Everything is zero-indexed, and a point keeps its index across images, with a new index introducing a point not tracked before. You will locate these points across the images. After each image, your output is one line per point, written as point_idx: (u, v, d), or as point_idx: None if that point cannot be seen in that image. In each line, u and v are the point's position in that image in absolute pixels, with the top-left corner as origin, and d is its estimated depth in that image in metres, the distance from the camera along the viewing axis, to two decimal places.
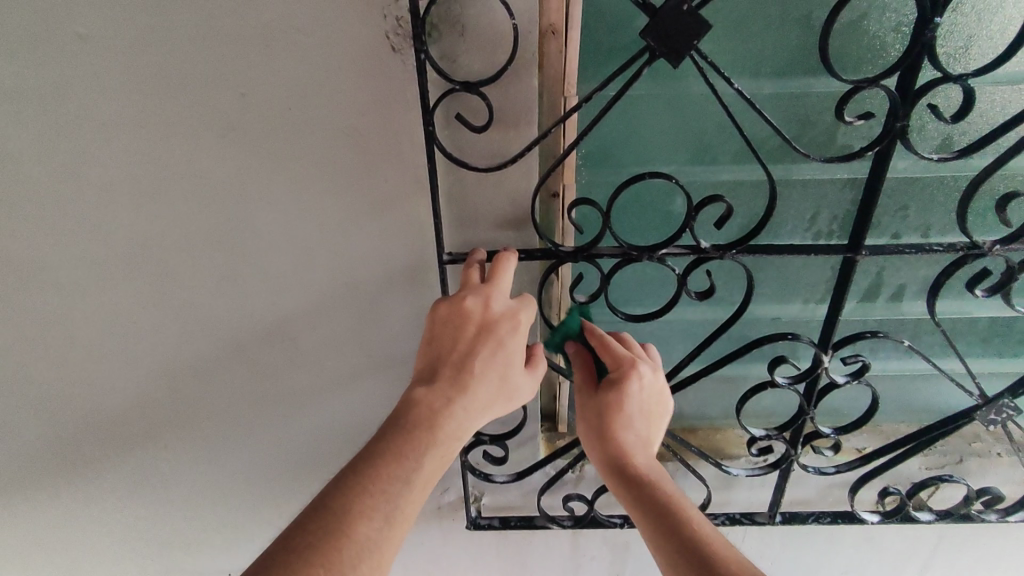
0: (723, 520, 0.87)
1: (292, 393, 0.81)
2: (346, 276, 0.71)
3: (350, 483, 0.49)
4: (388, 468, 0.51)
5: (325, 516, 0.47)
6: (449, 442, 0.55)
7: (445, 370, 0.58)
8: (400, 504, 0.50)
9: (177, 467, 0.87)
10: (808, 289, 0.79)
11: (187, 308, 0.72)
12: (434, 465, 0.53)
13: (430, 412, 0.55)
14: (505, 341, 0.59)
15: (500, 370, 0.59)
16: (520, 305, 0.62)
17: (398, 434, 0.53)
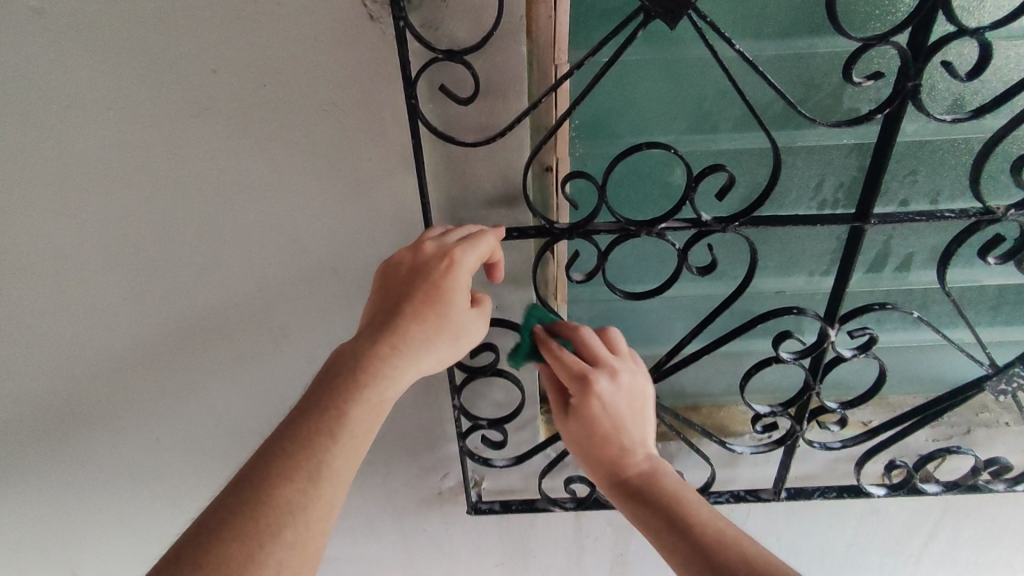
0: (728, 498, 0.86)
1: (285, 381, 0.79)
2: (333, 262, 0.68)
3: (274, 447, 0.50)
4: (312, 428, 0.51)
5: (249, 483, 0.48)
6: (379, 388, 0.54)
7: (382, 314, 0.56)
8: (323, 461, 0.50)
9: (171, 458, 0.85)
10: (813, 261, 0.77)
11: (172, 298, 0.70)
12: (360, 416, 0.52)
13: (357, 360, 0.54)
14: (438, 280, 0.56)
15: (433, 310, 0.56)
16: (459, 242, 0.57)
17: (322, 389, 0.53)
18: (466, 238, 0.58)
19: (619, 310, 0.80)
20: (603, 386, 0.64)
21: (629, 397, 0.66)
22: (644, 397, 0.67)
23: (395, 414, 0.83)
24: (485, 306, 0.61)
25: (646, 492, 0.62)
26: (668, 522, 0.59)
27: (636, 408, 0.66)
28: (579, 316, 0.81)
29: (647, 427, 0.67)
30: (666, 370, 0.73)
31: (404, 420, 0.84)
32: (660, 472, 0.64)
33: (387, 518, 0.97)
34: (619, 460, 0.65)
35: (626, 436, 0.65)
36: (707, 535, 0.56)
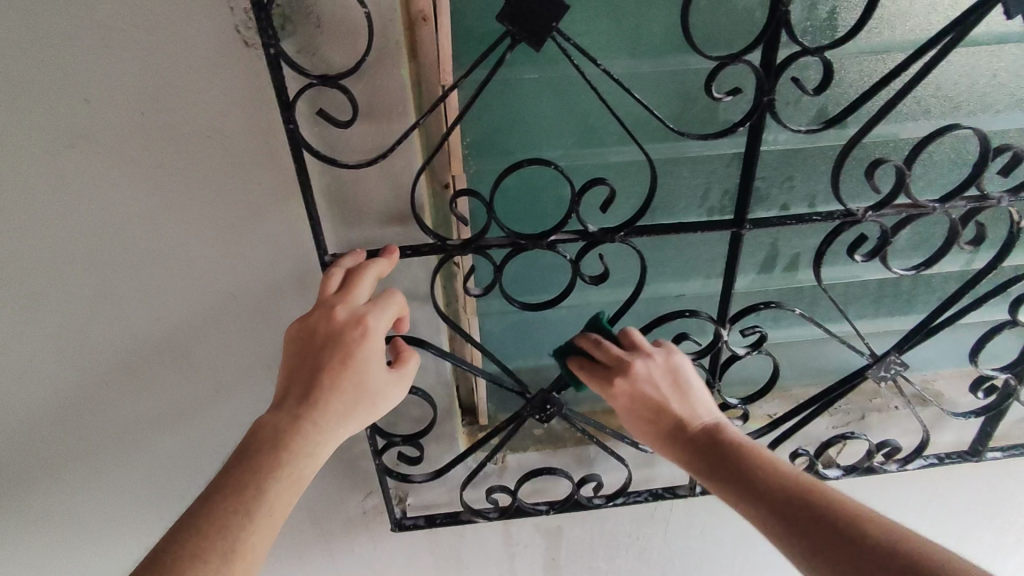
0: (646, 497, 0.89)
1: (189, 413, 0.76)
2: (229, 288, 0.67)
3: (188, 526, 0.48)
4: (230, 506, 0.49)
5: (161, 562, 0.46)
6: (301, 461, 0.53)
7: (297, 388, 0.56)
8: (238, 538, 0.48)
9: (71, 501, 0.81)
10: (708, 264, 0.81)
11: (57, 336, 0.67)
12: (280, 490, 0.52)
13: (278, 435, 0.53)
14: (354, 349, 0.56)
15: (352, 379, 0.57)
16: (371, 309, 0.58)
17: (241, 463, 0.52)
18: (379, 303, 0.59)
19: (528, 320, 0.82)
20: (620, 381, 0.64)
21: (676, 376, 0.65)
22: (680, 373, 0.65)
23: None
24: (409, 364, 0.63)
25: (721, 463, 0.59)
26: (743, 490, 0.57)
27: (680, 385, 0.65)
28: (490, 328, 0.83)
29: (695, 395, 0.65)
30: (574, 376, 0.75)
31: None
32: (720, 432, 0.62)
33: (314, 544, 0.96)
34: (682, 436, 0.63)
35: (673, 410, 0.64)
36: (782, 487, 0.55)
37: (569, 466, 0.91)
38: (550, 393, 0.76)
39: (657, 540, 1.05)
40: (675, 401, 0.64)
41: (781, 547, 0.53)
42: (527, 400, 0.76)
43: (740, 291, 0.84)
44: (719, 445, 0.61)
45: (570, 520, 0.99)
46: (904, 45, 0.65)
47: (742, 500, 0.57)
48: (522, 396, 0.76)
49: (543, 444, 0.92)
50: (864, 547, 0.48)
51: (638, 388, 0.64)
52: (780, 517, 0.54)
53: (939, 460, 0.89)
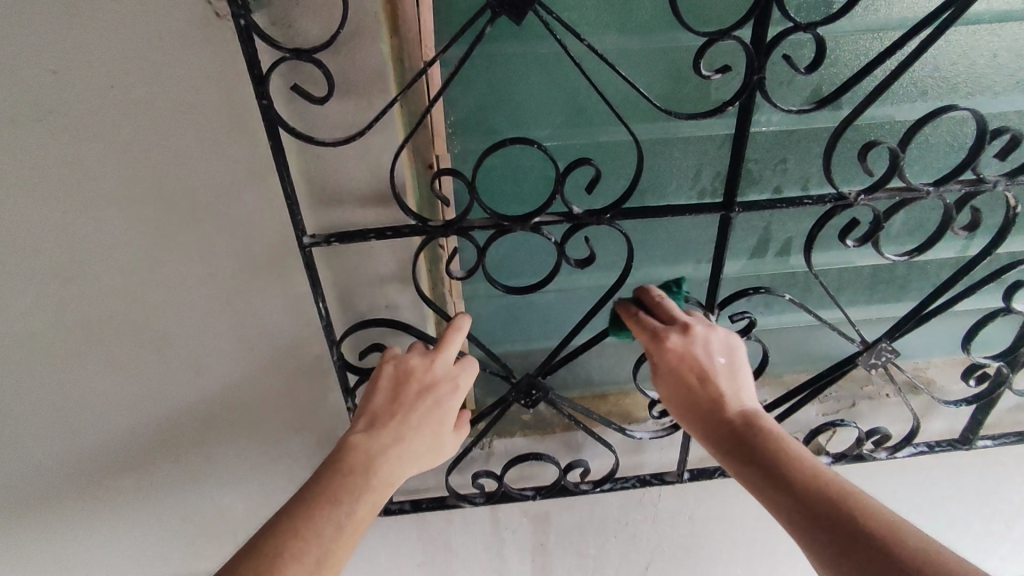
0: (633, 484, 0.88)
1: (169, 395, 0.75)
2: (207, 269, 0.66)
3: (283, 526, 0.51)
4: (322, 511, 0.52)
5: (259, 556, 0.48)
6: (383, 489, 0.56)
7: (386, 419, 0.60)
8: (331, 547, 0.51)
9: (52, 483, 0.80)
10: (699, 248, 0.80)
11: (31, 317, 0.66)
12: (366, 511, 0.54)
13: (366, 458, 0.56)
14: (443, 402, 0.62)
15: (436, 422, 0.61)
16: (460, 368, 0.64)
17: (333, 476, 0.55)
18: (466, 365, 0.65)
19: (515, 305, 0.81)
20: (675, 339, 0.61)
21: (713, 357, 0.62)
22: (707, 353, 0.62)
23: (296, 423, 0.81)
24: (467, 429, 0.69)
25: (749, 449, 0.57)
26: (779, 487, 0.54)
27: (722, 367, 0.62)
28: (477, 312, 0.81)
29: (727, 376, 0.62)
30: (561, 360, 0.74)
31: (305, 428, 0.82)
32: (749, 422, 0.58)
33: None
34: (717, 418, 0.60)
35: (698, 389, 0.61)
36: (825, 488, 0.52)
37: (557, 452, 0.90)
38: (535, 377, 0.75)
39: (646, 525, 1.05)
40: (722, 377, 0.62)
41: (799, 539, 0.52)
42: (512, 385, 0.75)
43: (730, 277, 0.82)
44: (750, 430, 0.58)
45: (558, 505, 0.99)
46: (901, 23, 0.63)
47: (766, 488, 0.55)
48: (507, 380, 0.75)
49: (531, 429, 0.91)
50: (891, 555, 0.47)
51: (682, 354, 0.61)
52: (813, 513, 0.51)
53: (930, 448, 0.88)
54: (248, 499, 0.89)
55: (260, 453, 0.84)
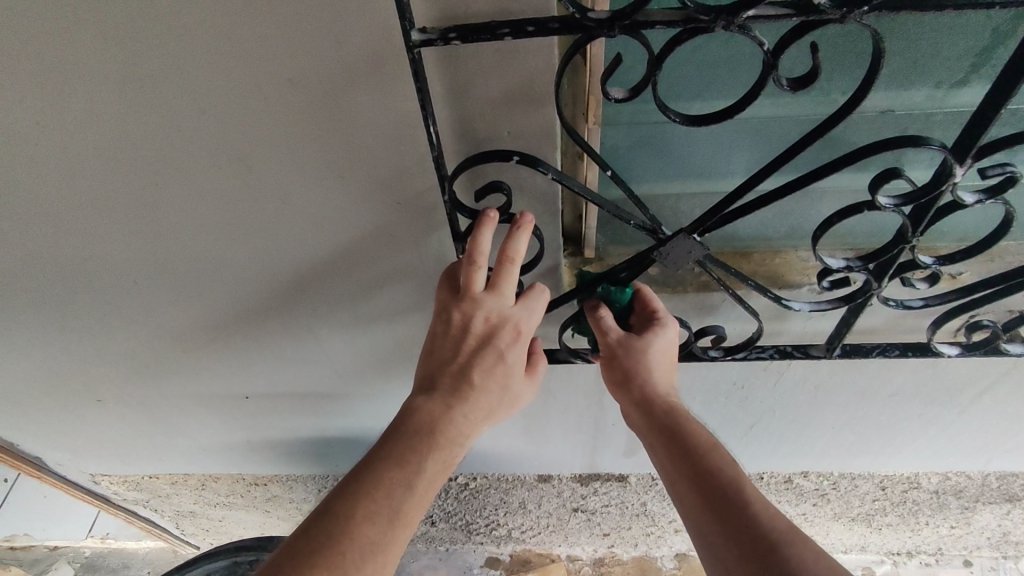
0: (771, 355, 0.77)
1: (257, 226, 0.66)
2: (287, 74, 0.51)
3: (354, 487, 0.56)
4: (391, 472, 0.57)
5: (334, 517, 0.53)
6: (452, 447, 0.60)
7: (447, 380, 0.62)
8: (404, 506, 0.55)
9: (158, 299, 0.78)
10: (947, 66, 0.56)
11: (96, 122, 0.55)
12: (436, 468, 0.59)
13: (431, 420, 0.60)
14: (505, 353, 0.63)
15: (501, 377, 0.63)
16: (520, 314, 0.62)
17: (400, 439, 0.59)
18: (527, 306, 0.63)
19: (668, 136, 0.63)
20: (619, 336, 0.67)
21: (660, 354, 0.67)
22: (645, 345, 0.67)
23: (395, 264, 0.71)
24: (541, 370, 0.71)
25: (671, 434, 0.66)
26: (686, 470, 0.64)
27: (668, 361, 0.68)
28: (616, 144, 0.64)
29: (658, 364, 0.68)
30: (726, 216, 0.58)
31: (404, 270, 0.72)
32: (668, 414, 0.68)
33: (399, 364, 0.92)
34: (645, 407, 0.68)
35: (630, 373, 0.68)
36: (717, 482, 0.61)
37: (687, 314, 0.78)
38: (690, 237, 0.60)
39: (764, 392, 0.96)
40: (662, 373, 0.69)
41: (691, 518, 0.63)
42: (660, 243, 0.61)
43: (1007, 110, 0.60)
44: (674, 423, 0.67)
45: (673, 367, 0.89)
46: None
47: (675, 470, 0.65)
48: (654, 237, 0.61)
49: (659, 286, 0.76)
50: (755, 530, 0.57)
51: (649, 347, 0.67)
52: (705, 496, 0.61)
53: None
54: (346, 332, 0.84)
55: (355, 291, 0.76)
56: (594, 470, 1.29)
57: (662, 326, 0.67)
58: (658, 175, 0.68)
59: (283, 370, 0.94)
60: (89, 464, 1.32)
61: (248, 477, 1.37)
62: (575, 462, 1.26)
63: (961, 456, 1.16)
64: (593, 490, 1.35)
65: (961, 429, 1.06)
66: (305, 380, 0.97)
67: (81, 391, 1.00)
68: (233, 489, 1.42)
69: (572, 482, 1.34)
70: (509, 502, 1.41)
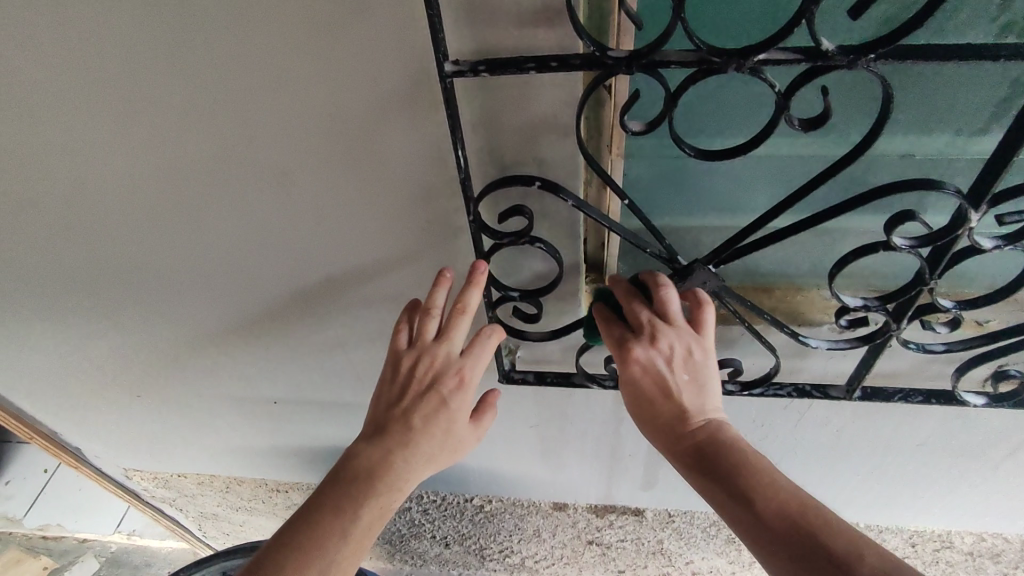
0: (789, 393, 0.75)
1: (293, 237, 0.70)
2: (330, 99, 0.55)
3: (290, 539, 0.60)
4: (325, 523, 0.61)
5: (267, 570, 0.59)
6: (390, 492, 0.62)
7: (391, 423, 0.64)
8: (334, 559, 0.59)
9: (199, 302, 0.83)
10: (968, 114, 0.57)
11: (158, 137, 0.61)
12: (372, 515, 0.62)
13: (369, 468, 0.62)
14: (449, 398, 0.63)
15: (444, 422, 0.64)
16: (464, 360, 0.64)
17: (337, 487, 0.62)
18: (473, 354, 0.64)
19: (688, 169, 0.66)
20: (640, 350, 0.61)
21: (679, 363, 0.62)
22: (703, 373, 0.62)
23: (421, 280, 0.75)
24: (489, 420, 0.69)
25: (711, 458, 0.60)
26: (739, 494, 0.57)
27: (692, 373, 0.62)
28: (637, 176, 0.67)
29: (715, 395, 0.63)
30: (739, 249, 0.61)
31: (429, 286, 0.75)
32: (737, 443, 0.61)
33: None
34: (710, 446, 0.60)
35: (681, 405, 0.62)
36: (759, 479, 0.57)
37: None
38: (705, 267, 0.62)
39: (785, 432, 0.95)
40: (686, 390, 0.62)
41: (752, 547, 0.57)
42: (675, 272, 0.63)
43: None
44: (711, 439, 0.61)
45: None
46: None
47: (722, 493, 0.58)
48: (670, 266, 0.63)
49: None
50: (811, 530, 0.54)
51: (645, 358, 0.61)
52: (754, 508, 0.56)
53: None
54: (372, 344, 0.88)
55: (381, 305, 0.80)
56: (610, 500, 1.28)
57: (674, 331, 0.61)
58: (679, 207, 0.70)
59: (310, 377, 0.98)
60: (124, 459, 1.38)
61: (271, 483, 1.41)
62: (590, 492, 1.25)
63: (997, 517, 1.11)
64: (609, 523, 1.34)
65: (997, 486, 1.02)
66: (331, 389, 1.00)
67: (122, 386, 1.06)
68: (256, 494, 1.45)
69: (587, 512, 1.33)
70: (523, 529, 1.40)
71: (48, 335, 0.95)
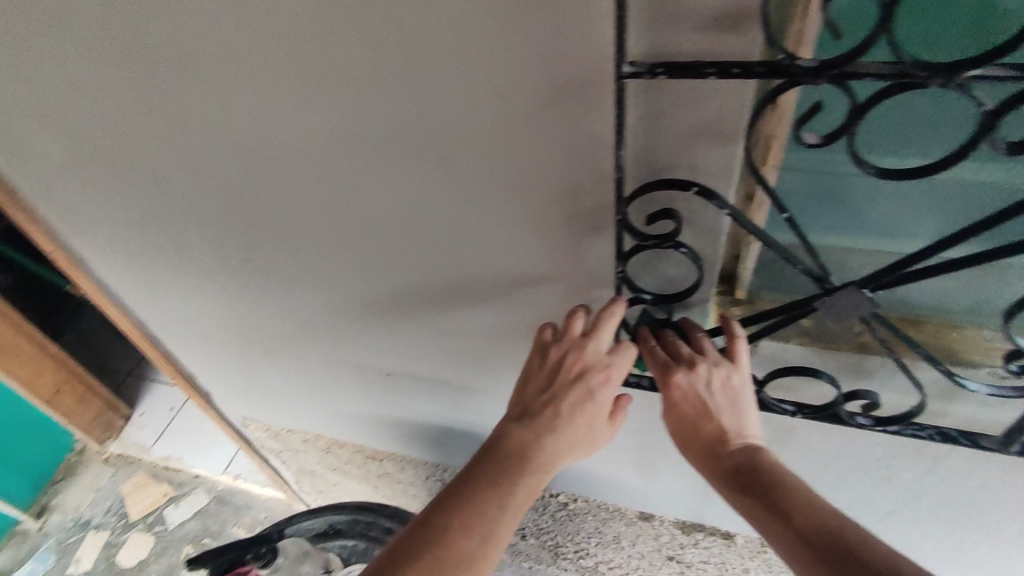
0: (930, 435, 0.70)
1: (438, 218, 0.74)
2: (498, 91, 0.58)
3: (451, 502, 0.62)
4: (484, 492, 0.62)
5: (433, 528, 0.60)
6: (541, 471, 0.64)
7: (539, 409, 0.65)
8: (495, 526, 0.61)
9: (340, 272, 0.90)
10: None
11: (334, 118, 0.66)
12: (526, 491, 0.63)
13: (523, 446, 0.64)
14: (595, 390, 0.64)
15: (588, 413, 0.64)
16: (612, 359, 0.65)
17: (492, 460, 0.64)
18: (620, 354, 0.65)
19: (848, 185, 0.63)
20: (680, 376, 0.63)
21: (719, 390, 0.63)
22: (740, 397, 0.63)
23: (551, 272, 0.76)
24: (622, 418, 0.68)
25: (743, 479, 0.61)
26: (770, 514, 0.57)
27: (731, 400, 0.63)
28: (790, 189, 0.65)
29: (751, 420, 0.64)
30: (902, 275, 0.56)
31: (559, 279, 0.77)
32: (773, 469, 0.61)
33: None
34: (746, 470, 0.61)
35: (720, 429, 0.64)
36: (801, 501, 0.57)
37: (837, 373, 0.75)
38: (860, 291, 0.59)
39: (910, 476, 0.88)
40: (726, 416, 0.63)
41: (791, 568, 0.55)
42: (826, 293, 0.60)
43: None
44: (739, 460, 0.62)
45: (810, 427, 0.85)
46: None
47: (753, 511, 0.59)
48: (821, 287, 0.59)
49: (812, 341, 0.76)
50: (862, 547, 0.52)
51: (688, 382, 0.63)
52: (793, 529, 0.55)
53: None
54: (490, 329, 0.91)
55: (508, 292, 0.82)
56: (699, 518, 1.25)
57: (713, 359, 0.64)
58: (830, 225, 0.68)
59: (426, 354, 1.03)
60: (245, 407, 1.51)
61: (368, 449, 1.49)
62: (680, 506, 1.22)
63: None
64: (694, 542, 1.30)
65: None
66: (443, 368, 1.05)
67: (258, 341, 1.17)
68: (353, 458, 1.54)
69: (672, 527, 1.30)
70: (603, 533, 1.39)
71: (203, 288, 1.05)
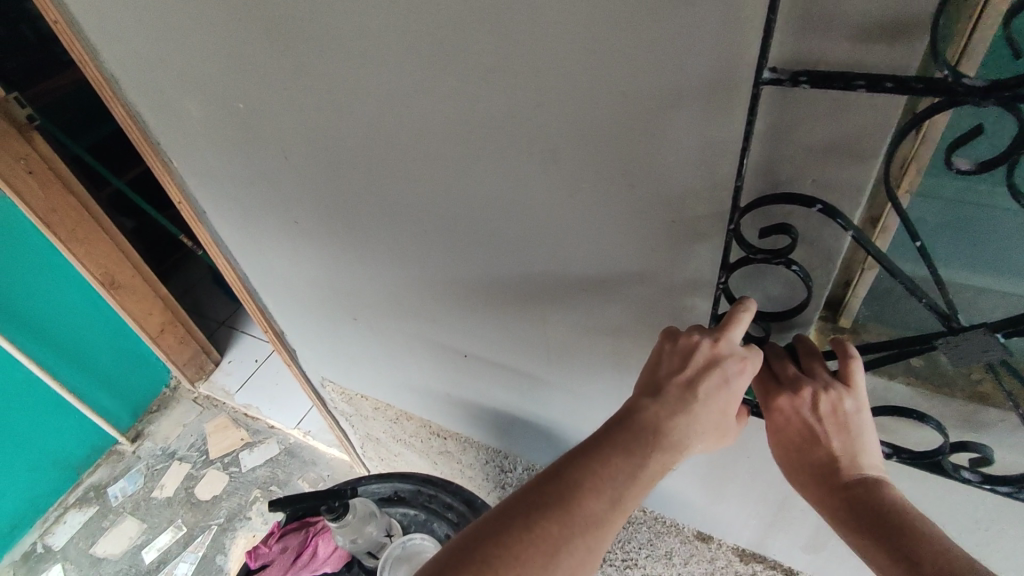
0: None
1: (540, 208, 0.75)
2: (623, 87, 0.57)
3: (580, 462, 0.59)
4: (617, 458, 0.58)
5: (559, 483, 0.58)
6: (672, 452, 0.60)
7: (672, 388, 0.61)
8: (626, 495, 0.57)
9: (435, 250, 0.92)
10: None
11: (454, 100, 0.68)
12: (659, 467, 0.59)
13: (659, 422, 0.60)
14: (732, 380, 0.61)
15: (723, 401, 0.61)
16: (747, 353, 0.62)
17: (625, 430, 0.60)
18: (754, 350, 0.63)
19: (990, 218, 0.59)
20: (783, 399, 0.61)
21: (829, 414, 0.59)
22: (855, 423, 0.59)
23: (647, 276, 0.75)
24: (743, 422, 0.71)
25: (855, 507, 0.57)
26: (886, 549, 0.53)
27: (843, 425, 0.59)
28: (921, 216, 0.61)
29: (871, 448, 0.60)
30: None
31: (653, 283, 0.76)
32: (894, 503, 0.56)
33: (610, 369, 0.96)
34: (860, 502, 0.57)
35: (832, 455, 0.60)
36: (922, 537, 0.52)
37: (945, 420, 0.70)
38: (993, 335, 0.53)
39: (1011, 544, 0.81)
40: (836, 441, 0.59)
41: None
42: (951, 332, 0.56)
43: None
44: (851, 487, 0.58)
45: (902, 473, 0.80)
46: None
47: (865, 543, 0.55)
48: (945, 324, 0.56)
49: (921, 382, 0.71)
50: None
51: (792, 403, 0.60)
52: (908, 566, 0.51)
53: None
54: (574, 324, 0.91)
55: (598, 289, 0.82)
56: (760, 550, 1.20)
57: (823, 379, 0.60)
58: (961, 260, 0.63)
59: (505, 340, 1.04)
60: (325, 368, 1.59)
61: (434, 425, 1.53)
62: (742, 533, 1.18)
63: None
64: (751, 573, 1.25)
65: None
66: (519, 356, 1.05)
67: (347, 307, 1.22)
68: (418, 432, 1.59)
69: (730, 554, 1.25)
70: (655, 548, 1.36)
71: (305, 251, 1.11)
